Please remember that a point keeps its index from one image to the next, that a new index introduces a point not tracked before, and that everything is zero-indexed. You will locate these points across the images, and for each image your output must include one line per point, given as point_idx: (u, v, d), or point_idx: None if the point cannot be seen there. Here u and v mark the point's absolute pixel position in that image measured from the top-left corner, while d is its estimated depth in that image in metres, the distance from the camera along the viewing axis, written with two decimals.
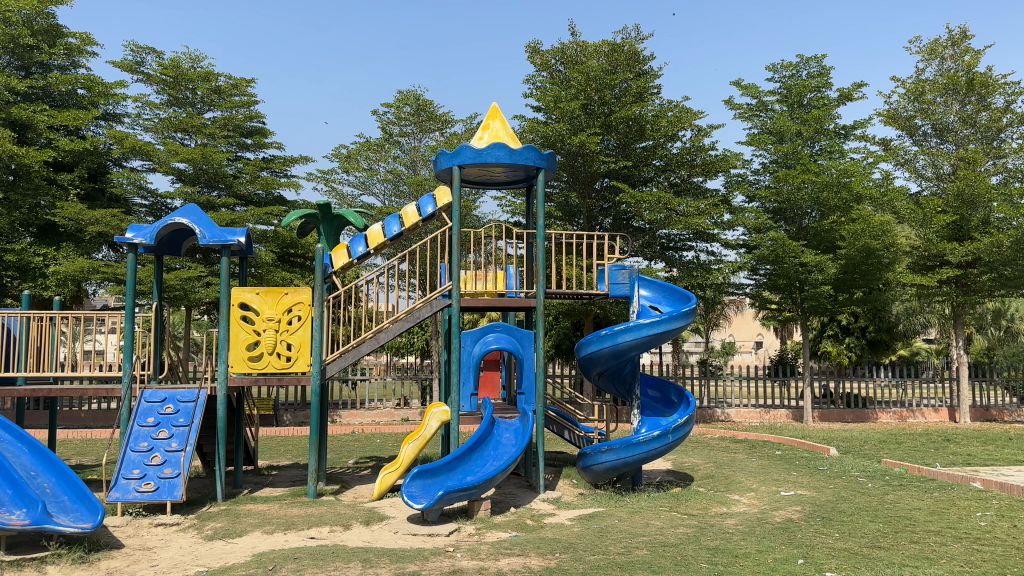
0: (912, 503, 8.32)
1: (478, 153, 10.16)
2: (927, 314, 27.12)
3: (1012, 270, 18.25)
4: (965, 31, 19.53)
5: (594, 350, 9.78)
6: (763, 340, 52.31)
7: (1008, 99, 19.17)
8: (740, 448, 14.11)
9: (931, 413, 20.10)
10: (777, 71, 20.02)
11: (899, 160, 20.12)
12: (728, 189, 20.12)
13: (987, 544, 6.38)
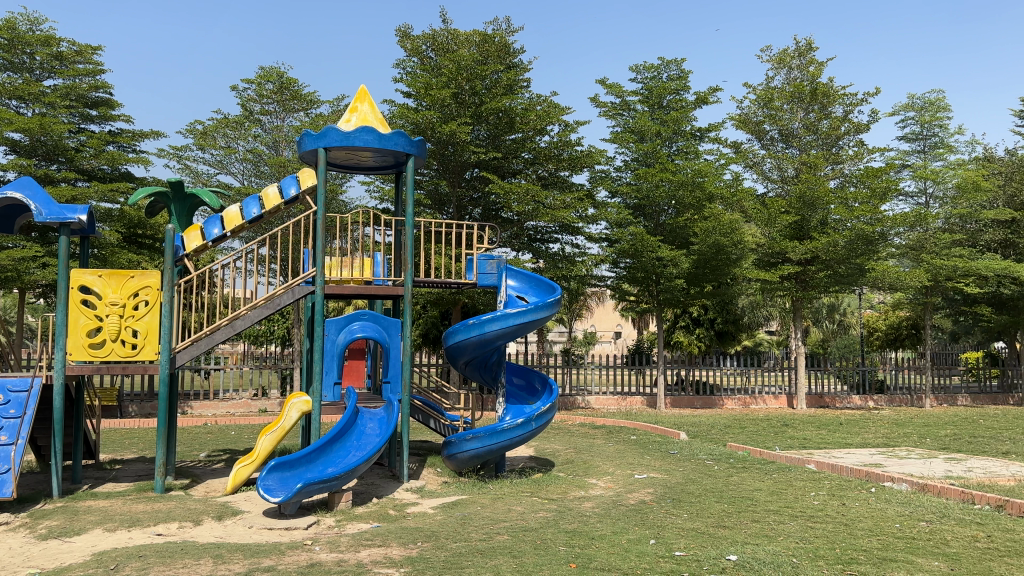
0: (754, 484, 8.94)
1: (345, 136, 9.85)
2: (769, 307, 29.33)
3: (845, 268, 19.95)
4: (810, 44, 21.10)
5: (461, 339, 9.76)
6: (622, 331, 54.69)
7: (845, 109, 20.92)
8: (598, 434, 14.61)
9: (771, 399, 21.73)
10: (640, 71, 20.75)
11: (749, 162, 21.48)
12: (592, 184, 20.71)
13: (819, 521, 6.94)
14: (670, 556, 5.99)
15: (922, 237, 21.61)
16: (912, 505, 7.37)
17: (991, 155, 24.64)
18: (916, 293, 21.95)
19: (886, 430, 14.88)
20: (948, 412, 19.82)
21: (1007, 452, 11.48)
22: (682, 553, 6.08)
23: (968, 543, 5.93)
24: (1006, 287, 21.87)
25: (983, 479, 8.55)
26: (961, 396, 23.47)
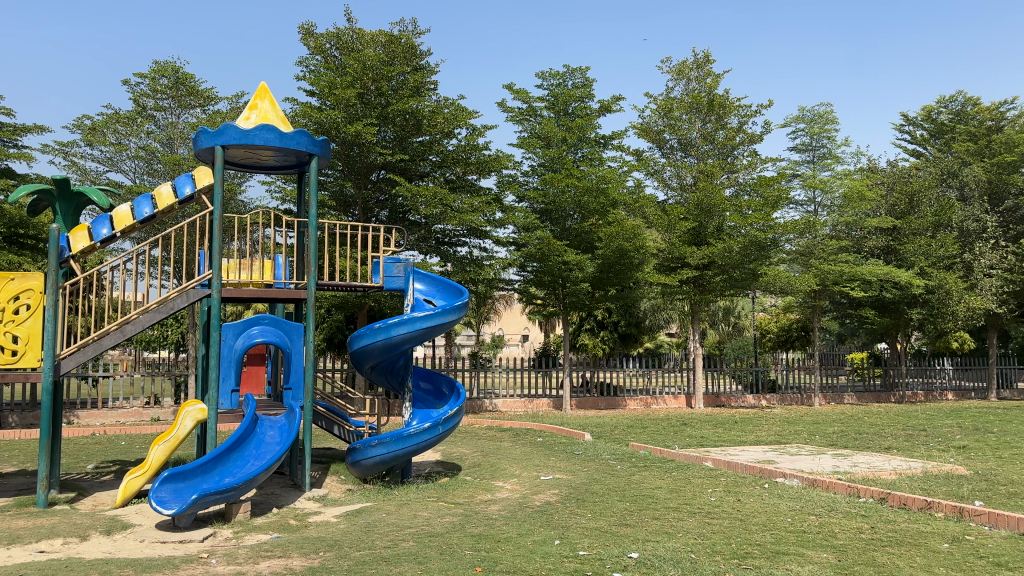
0: (655, 482, 9.19)
1: (244, 134, 9.51)
2: (670, 311, 30.29)
3: (740, 272, 20.86)
4: (708, 57, 21.97)
5: (367, 343, 9.57)
6: (528, 334, 55.27)
7: (740, 120, 21.89)
8: (505, 436, 14.67)
9: (671, 399, 22.44)
10: (546, 78, 21.02)
11: (650, 170, 22.14)
12: (499, 188, 20.81)
13: (716, 517, 7.20)
14: (574, 556, 6.07)
15: (811, 244, 22.84)
16: (802, 500, 7.75)
17: (872, 166, 26.31)
18: (805, 296, 23.16)
19: (778, 427, 15.61)
20: (834, 409, 21.01)
21: (887, 446, 12.26)
22: (586, 552, 6.17)
23: (853, 535, 6.28)
24: (886, 291, 23.38)
25: (866, 473, 9.09)
26: (847, 394, 24.93)
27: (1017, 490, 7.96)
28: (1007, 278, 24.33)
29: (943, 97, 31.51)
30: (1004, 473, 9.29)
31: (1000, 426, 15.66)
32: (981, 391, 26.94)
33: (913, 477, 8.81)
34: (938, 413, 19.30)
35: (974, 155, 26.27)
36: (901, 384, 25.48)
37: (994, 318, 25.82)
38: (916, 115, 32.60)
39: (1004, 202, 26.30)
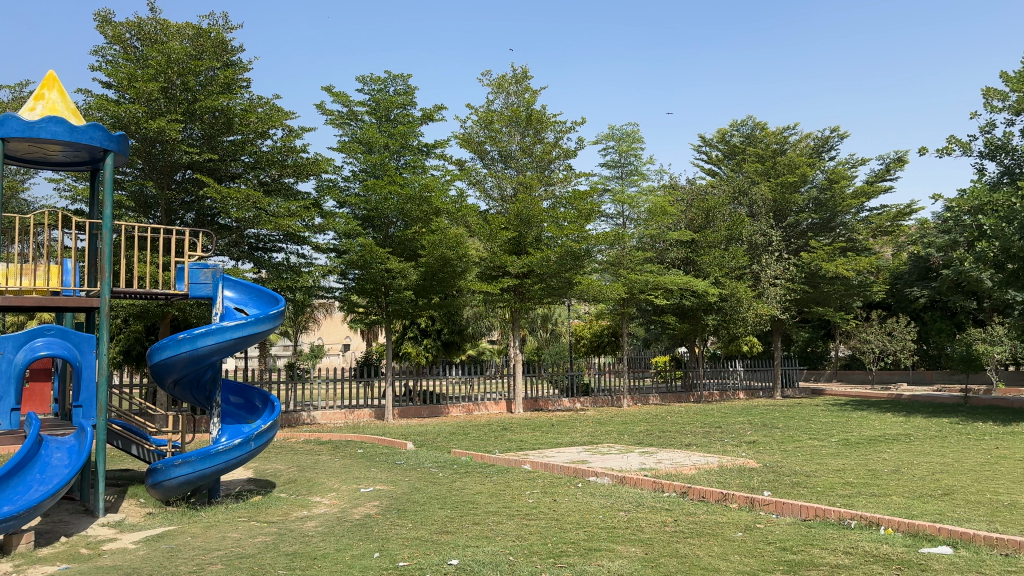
0: (476, 488, 9.33)
1: (28, 126, 8.54)
2: (491, 318, 30.92)
3: (557, 281, 21.64)
4: (526, 72, 22.73)
5: (170, 355, 8.87)
6: (350, 343, 54.21)
7: (556, 135, 22.84)
8: (323, 449, 14.23)
9: (492, 405, 22.89)
10: (367, 83, 20.70)
11: (472, 180, 22.53)
12: (318, 193, 20.17)
13: (534, 518, 7.43)
14: (393, 567, 6.00)
15: (620, 255, 24.19)
16: (614, 497, 8.20)
17: (675, 183, 28.50)
18: (616, 304, 24.57)
19: (592, 429, 16.41)
20: (641, 410, 22.47)
21: (688, 443, 13.29)
22: (406, 563, 6.12)
23: (660, 528, 6.75)
24: (687, 299, 25.41)
25: (671, 468, 9.79)
26: (652, 395, 26.80)
27: (797, 479, 8.94)
28: (787, 287, 27.31)
29: (735, 122, 34.77)
30: (786, 463, 10.40)
31: (782, 421, 17.54)
32: (766, 389, 29.99)
33: (711, 471, 9.63)
34: (731, 411, 21.25)
35: (761, 176, 29.22)
36: (699, 384, 27.75)
37: (776, 323, 28.87)
38: (712, 137, 35.70)
39: (785, 219, 29.53)
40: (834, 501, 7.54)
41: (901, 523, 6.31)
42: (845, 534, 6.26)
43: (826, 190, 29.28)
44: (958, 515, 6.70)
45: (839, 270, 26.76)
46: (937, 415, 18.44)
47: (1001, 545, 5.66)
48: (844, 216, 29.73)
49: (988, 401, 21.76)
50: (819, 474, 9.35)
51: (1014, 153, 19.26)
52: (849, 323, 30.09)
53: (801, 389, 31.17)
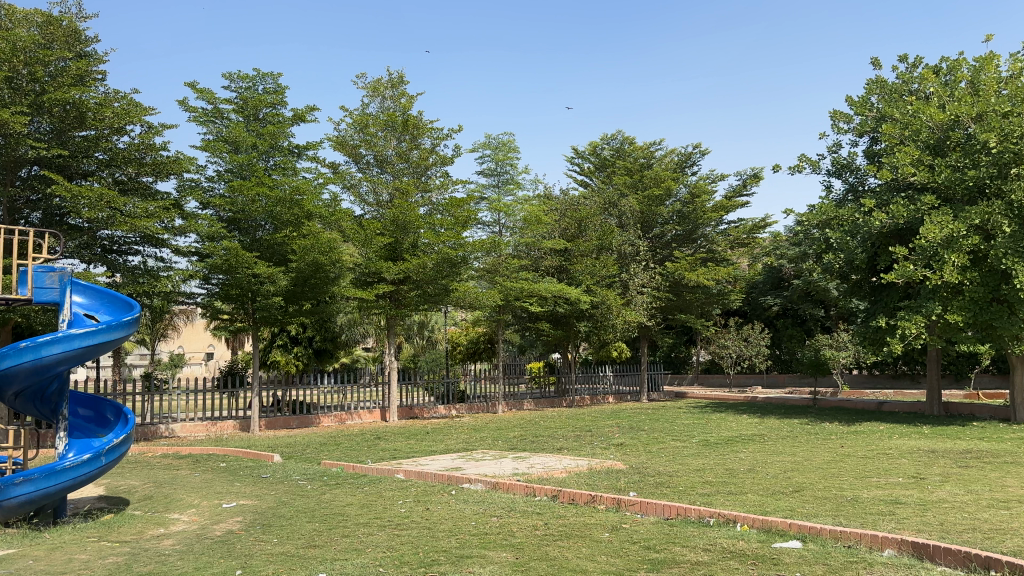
0: (346, 499, 9.11)
1: None
2: (365, 325, 30.39)
3: (432, 287, 21.50)
4: (401, 77, 22.67)
5: (9, 365, 8.11)
6: (215, 353, 51.85)
7: (433, 142, 22.81)
8: (182, 464, 13.49)
9: (365, 414, 22.32)
10: (234, 80, 19.88)
11: (346, 184, 22.18)
12: (180, 193, 19.14)
13: (405, 528, 7.35)
14: None
15: (497, 263, 24.62)
16: (486, 503, 8.25)
17: (549, 193, 29.10)
18: (492, 311, 24.74)
19: (466, 436, 16.46)
20: (516, 417, 22.74)
21: (559, 447, 13.58)
22: None
23: (530, 532, 6.84)
24: (560, 306, 26.01)
25: (541, 473, 9.96)
26: (526, 401, 27.06)
27: (661, 479, 9.32)
28: (654, 295, 28.48)
29: (606, 135, 36.00)
30: (650, 464, 10.83)
31: (648, 424, 18.26)
32: (634, 393, 31.12)
33: (580, 473, 9.88)
34: (601, 415, 21.89)
35: (630, 188, 30.40)
36: (571, 390, 28.36)
37: (644, 329, 30.03)
38: (584, 150, 36.89)
39: (652, 230, 30.82)
40: (695, 500, 7.90)
41: (756, 520, 6.68)
42: (706, 532, 6.58)
43: (690, 203, 30.81)
44: (806, 511, 7.18)
45: (701, 279, 28.19)
46: (789, 417, 19.74)
47: (844, 536, 6.11)
48: (705, 228, 31.24)
49: (834, 402, 23.54)
50: (682, 474, 9.79)
51: (857, 172, 20.98)
52: (711, 329, 31.77)
53: (666, 393, 32.53)
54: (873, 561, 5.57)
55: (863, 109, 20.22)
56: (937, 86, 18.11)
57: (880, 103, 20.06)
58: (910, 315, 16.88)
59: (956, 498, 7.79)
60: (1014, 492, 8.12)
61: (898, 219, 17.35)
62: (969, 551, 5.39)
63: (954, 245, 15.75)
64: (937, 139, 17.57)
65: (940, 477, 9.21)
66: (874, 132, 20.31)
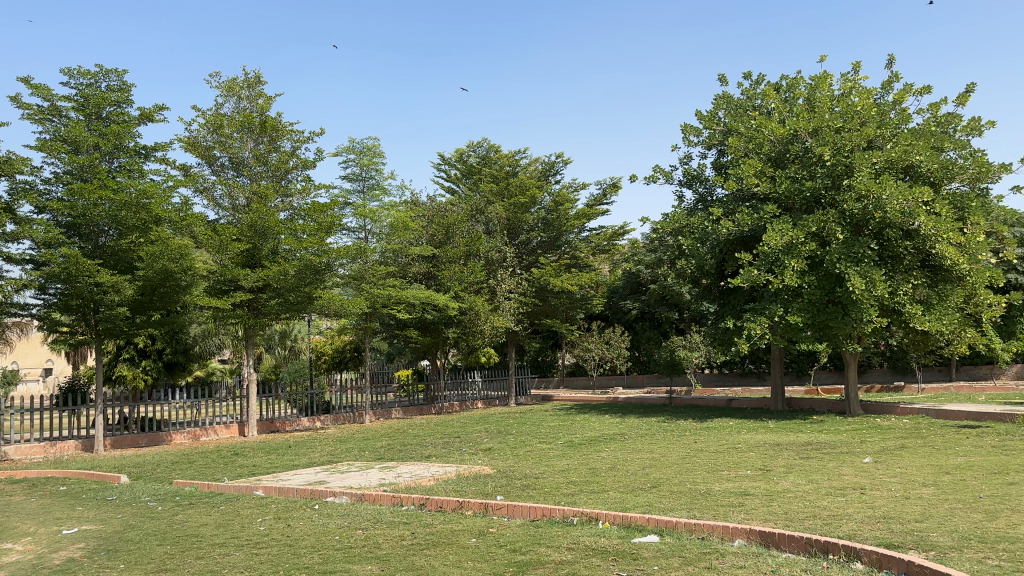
0: (201, 519, 8.69)
1: None
2: (220, 335, 29.04)
3: (294, 296, 20.85)
4: (258, 78, 22.05)
5: None
6: (53, 372, 48.17)
7: (292, 144, 22.27)
8: (16, 489, 12.41)
9: (222, 429, 21.31)
10: (74, 76, 18.61)
11: (199, 187, 21.22)
12: (12, 196, 17.66)
13: (264, 546, 7.10)
14: None
15: (362, 269, 23.94)
16: (350, 515, 8.10)
17: (415, 199, 29.02)
18: (357, 318, 24.29)
19: (331, 448, 16.13)
20: (383, 426, 22.45)
21: (427, 455, 13.55)
22: None
23: (396, 543, 6.76)
24: (428, 313, 25.81)
25: (408, 482, 9.89)
26: (394, 409, 26.71)
27: (526, 482, 9.47)
28: (520, 300, 29.00)
29: (472, 143, 36.32)
30: (517, 468, 10.98)
31: (515, 428, 18.50)
32: (502, 398, 31.44)
33: (448, 480, 9.90)
34: (469, 421, 21.98)
35: (496, 196, 30.92)
36: (440, 396, 28.24)
37: (511, 334, 30.45)
38: (451, 156, 37.33)
39: (518, 236, 31.25)
40: (559, 500, 8.10)
41: (616, 517, 6.93)
42: (569, 531, 6.75)
43: (553, 211, 31.60)
44: (664, 505, 7.50)
45: (566, 284, 28.91)
46: (647, 416, 20.50)
47: (698, 529, 6.43)
48: (568, 234, 32.02)
49: (691, 400, 24.73)
50: (547, 476, 9.99)
51: (706, 183, 22.21)
52: (575, 333, 32.60)
53: (533, 396, 33.09)
54: (724, 551, 5.88)
55: (712, 123, 21.45)
56: (777, 103, 19.46)
57: (726, 118, 21.38)
58: (757, 316, 18.04)
59: (798, 487, 8.38)
60: (849, 479, 8.82)
61: (743, 227, 18.65)
62: (809, 536, 5.80)
63: (792, 251, 17.19)
64: (777, 152, 18.93)
65: (784, 468, 9.88)
66: (721, 145, 21.65)
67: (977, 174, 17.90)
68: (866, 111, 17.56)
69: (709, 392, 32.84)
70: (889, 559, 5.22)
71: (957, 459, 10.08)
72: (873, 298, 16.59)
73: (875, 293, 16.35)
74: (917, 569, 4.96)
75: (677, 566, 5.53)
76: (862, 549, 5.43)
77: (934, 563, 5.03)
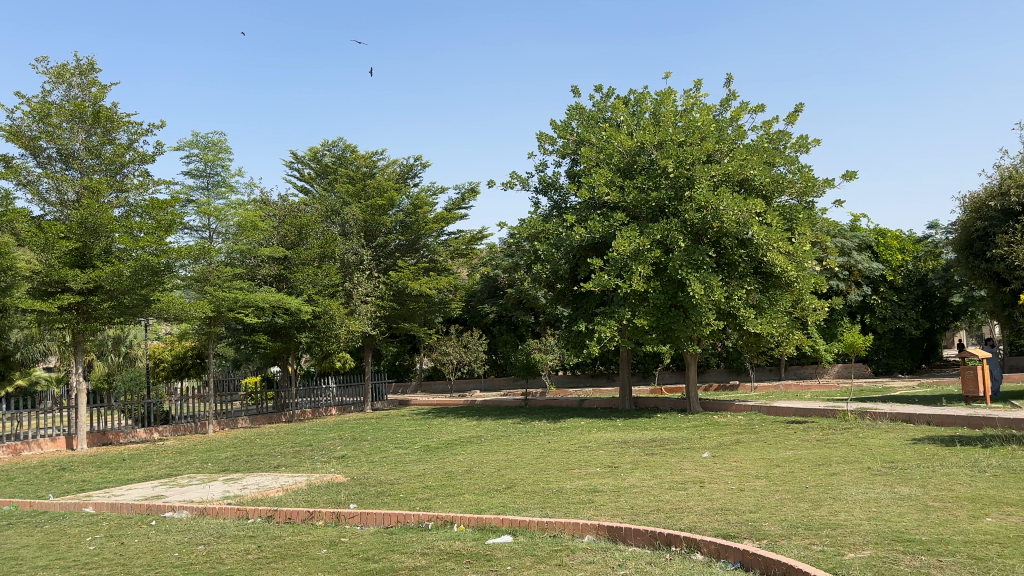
0: (20, 541, 7.97)
1: None
2: (46, 341, 26.80)
3: (130, 298, 19.50)
4: (92, 65, 20.64)
5: None
6: None
7: (130, 137, 21.00)
8: None
9: (46, 443, 19.61)
10: None
11: (22, 180, 19.54)
12: None
13: (95, 566, 6.61)
14: None
15: (206, 270, 22.82)
16: (191, 531, 7.70)
17: (265, 197, 28.24)
18: (201, 322, 23.02)
19: (171, 460, 15.31)
20: (229, 436, 21.50)
21: (276, 465, 13.12)
22: None
23: (241, 557, 6.51)
24: (278, 317, 24.85)
25: (255, 493, 9.54)
26: (240, 418, 25.44)
27: (381, 489, 9.37)
28: (377, 304, 28.68)
29: (326, 143, 36.55)
30: (372, 474, 10.86)
31: (371, 434, 18.23)
32: (357, 404, 30.96)
33: (298, 490, 9.62)
34: (322, 429, 21.40)
35: (352, 197, 30.44)
36: (290, 404, 27.25)
37: (368, 338, 30.09)
38: (305, 155, 36.88)
39: (375, 239, 30.70)
40: (415, 505, 8.07)
41: (471, 519, 6.99)
42: (423, 536, 6.73)
43: (411, 214, 31.38)
44: (517, 505, 7.64)
45: (423, 288, 28.93)
46: (502, 418, 20.80)
47: (550, 527, 6.60)
48: (426, 238, 32.08)
49: (544, 402, 25.37)
50: (402, 481, 9.93)
51: (560, 191, 22.88)
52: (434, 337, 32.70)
53: (390, 402, 32.81)
54: (575, 548, 6.05)
55: (565, 133, 22.09)
56: (626, 115, 20.33)
57: (579, 128, 22.08)
58: (606, 320, 18.75)
59: (643, 482, 8.78)
60: (690, 474, 9.34)
61: (595, 233, 19.18)
62: (653, 530, 6.08)
63: (639, 257, 17.91)
64: (626, 162, 19.73)
65: (631, 465, 10.33)
66: (574, 154, 22.37)
67: (803, 189, 19.45)
68: (706, 127, 18.77)
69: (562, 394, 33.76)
70: (725, 549, 5.55)
71: (786, 452, 10.91)
72: (711, 302, 17.68)
73: (712, 297, 17.44)
74: (751, 557, 5.30)
75: (529, 566, 5.64)
76: (702, 539, 5.75)
77: (765, 550, 5.40)
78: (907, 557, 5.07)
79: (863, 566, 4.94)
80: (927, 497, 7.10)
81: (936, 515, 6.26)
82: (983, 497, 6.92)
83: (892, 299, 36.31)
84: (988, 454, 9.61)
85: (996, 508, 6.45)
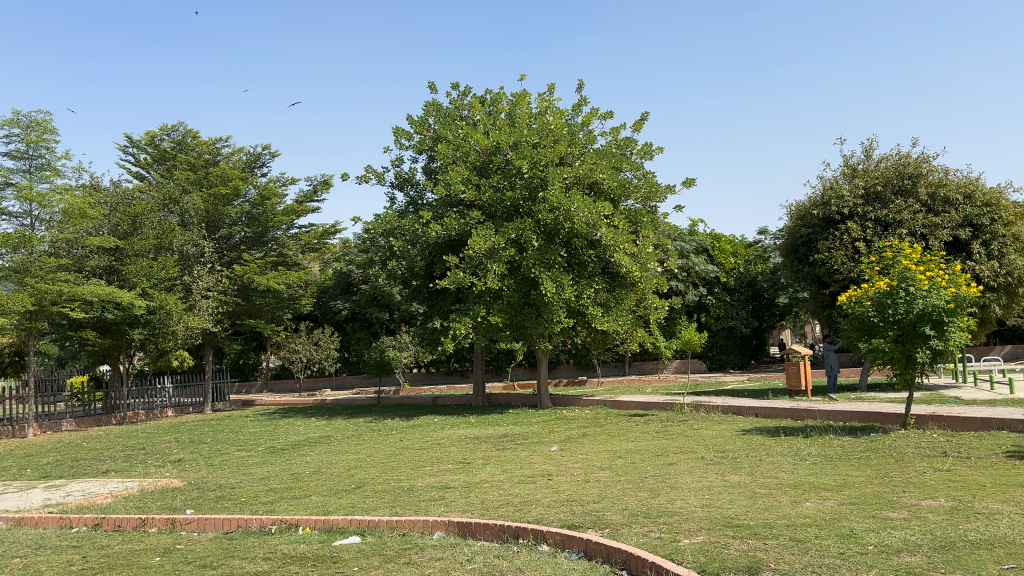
0: None
1: None
2: None
3: None
4: None
5: None
6: None
7: None
8: None
9: None
10: None
11: None
12: None
13: None
14: None
15: (26, 261, 21.05)
16: (6, 543, 7.10)
17: (95, 183, 26.31)
18: (20, 317, 21.13)
19: None
20: (49, 440, 20.05)
21: (103, 470, 12.26)
22: None
23: (64, 569, 6.07)
24: (107, 312, 23.20)
25: (81, 501, 8.91)
26: (64, 421, 23.59)
27: (221, 492, 9.01)
28: (218, 300, 27.52)
29: (166, 127, 34.49)
30: (212, 478, 10.41)
31: (212, 437, 17.43)
32: (196, 404, 29.49)
33: (130, 497, 9.08)
34: (156, 430, 20.34)
35: (193, 185, 28.81)
36: (121, 405, 25.60)
37: (209, 334, 28.91)
38: (141, 139, 34.65)
39: (218, 230, 29.34)
40: (257, 509, 7.80)
41: (318, 521, 6.86)
42: (266, 540, 6.51)
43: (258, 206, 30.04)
44: (366, 505, 7.56)
45: (270, 283, 28.08)
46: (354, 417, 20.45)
47: (399, 525, 6.57)
48: (275, 231, 30.98)
49: (398, 399, 25.16)
50: (244, 485, 9.59)
51: (417, 187, 22.82)
52: (283, 335, 32.50)
53: (234, 402, 31.51)
54: (424, 545, 6.05)
55: (422, 128, 22.06)
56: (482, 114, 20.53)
57: (435, 125, 22.11)
58: (461, 317, 18.87)
59: (493, 477, 8.90)
60: (537, 467, 9.57)
61: (450, 231, 19.40)
62: (502, 524, 6.19)
63: (494, 255, 18.09)
64: (482, 161, 19.92)
65: (482, 461, 10.44)
66: (431, 151, 22.38)
67: (647, 194, 20.44)
68: (558, 130, 19.27)
69: (420, 390, 33.69)
70: (570, 539, 5.73)
71: (628, 444, 11.42)
72: (561, 300, 18.22)
73: (562, 295, 17.94)
74: (594, 545, 5.51)
75: (376, 566, 5.58)
76: (548, 531, 5.90)
77: (607, 539, 5.62)
78: (735, 541, 5.41)
79: (696, 551, 5.22)
80: (754, 484, 7.62)
81: (762, 502, 6.72)
82: (803, 484, 7.51)
83: (725, 300, 38.76)
84: (809, 443, 10.43)
85: (814, 494, 7.00)
